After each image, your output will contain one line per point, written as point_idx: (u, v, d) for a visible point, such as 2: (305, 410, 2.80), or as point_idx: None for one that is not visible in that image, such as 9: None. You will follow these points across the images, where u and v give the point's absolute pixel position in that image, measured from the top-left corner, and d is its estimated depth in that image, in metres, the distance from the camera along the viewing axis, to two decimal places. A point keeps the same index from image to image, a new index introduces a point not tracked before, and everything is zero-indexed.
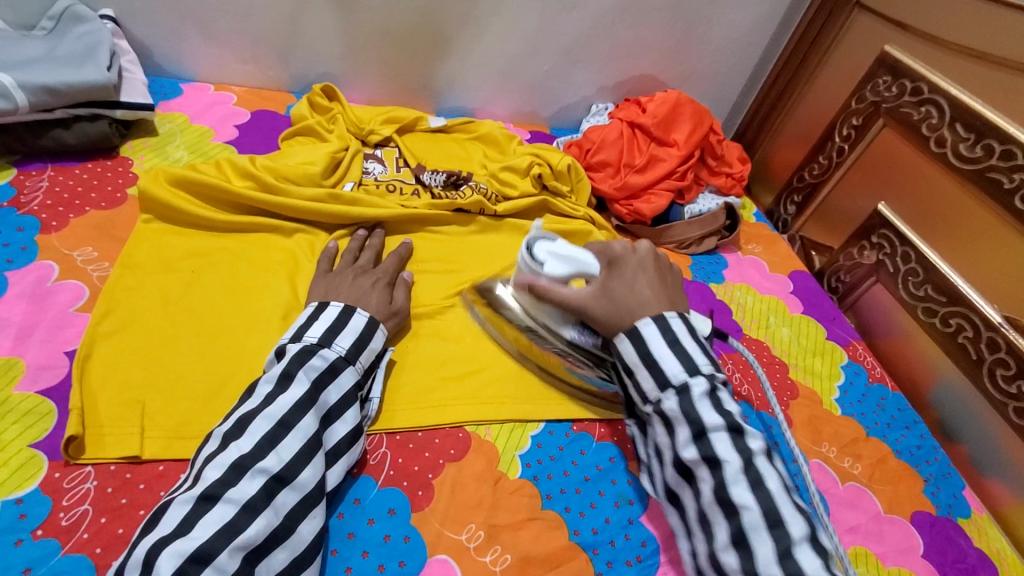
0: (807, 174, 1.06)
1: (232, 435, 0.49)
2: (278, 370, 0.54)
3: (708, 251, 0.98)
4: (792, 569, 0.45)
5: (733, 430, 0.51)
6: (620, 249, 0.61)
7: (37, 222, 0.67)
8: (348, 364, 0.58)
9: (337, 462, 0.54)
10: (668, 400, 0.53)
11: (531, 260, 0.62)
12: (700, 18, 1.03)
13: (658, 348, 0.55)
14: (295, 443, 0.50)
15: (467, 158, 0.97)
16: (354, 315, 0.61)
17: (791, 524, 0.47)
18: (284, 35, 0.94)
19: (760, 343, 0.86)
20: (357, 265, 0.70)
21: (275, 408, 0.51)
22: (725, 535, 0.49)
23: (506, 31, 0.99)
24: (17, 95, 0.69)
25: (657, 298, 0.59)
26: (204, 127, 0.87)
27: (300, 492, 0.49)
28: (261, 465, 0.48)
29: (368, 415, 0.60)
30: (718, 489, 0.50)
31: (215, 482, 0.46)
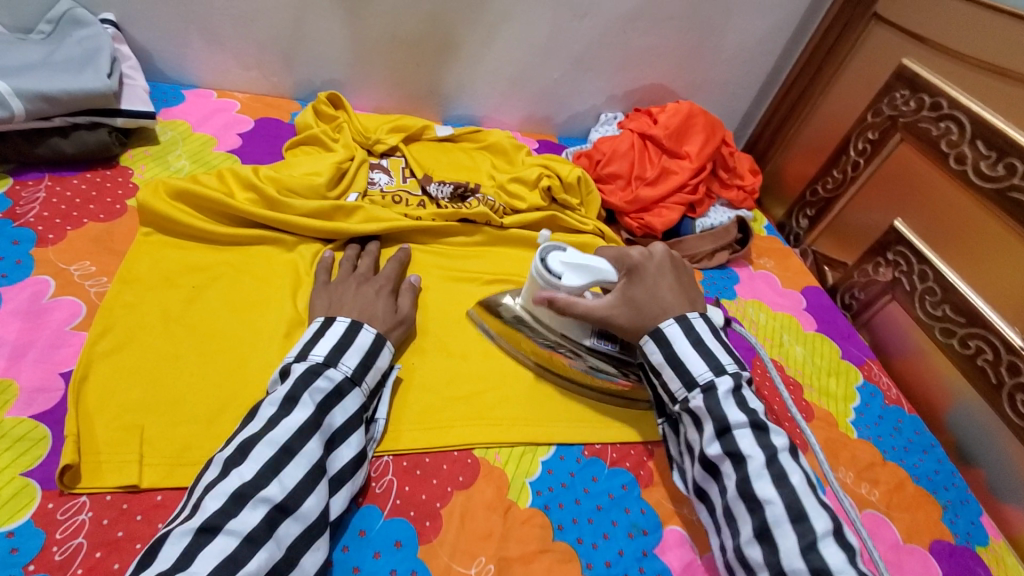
0: (821, 188, 1.04)
1: (234, 462, 0.47)
2: (282, 393, 0.52)
3: (720, 265, 0.96)
4: (816, 561, 0.46)
5: (757, 427, 0.53)
6: (637, 256, 0.63)
7: (33, 234, 0.65)
8: (354, 385, 0.56)
9: (341, 488, 0.52)
10: (695, 399, 0.56)
11: (547, 272, 0.62)
12: (713, 27, 1.01)
13: (683, 349, 0.57)
14: (299, 469, 0.48)
15: (474, 167, 0.94)
16: (361, 333, 0.58)
17: (814, 518, 0.48)
18: (289, 41, 0.92)
19: (774, 363, 0.84)
20: (359, 275, 0.68)
21: (278, 432, 0.49)
22: (749, 530, 0.50)
23: (515, 39, 0.97)
24: (13, 103, 0.66)
25: (678, 300, 0.61)
26: (206, 136, 0.85)
27: (303, 522, 0.47)
28: (263, 494, 0.46)
29: (373, 437, 0.58)
30: (741, 483, 0.51)
31: (214, 513, 0.44)
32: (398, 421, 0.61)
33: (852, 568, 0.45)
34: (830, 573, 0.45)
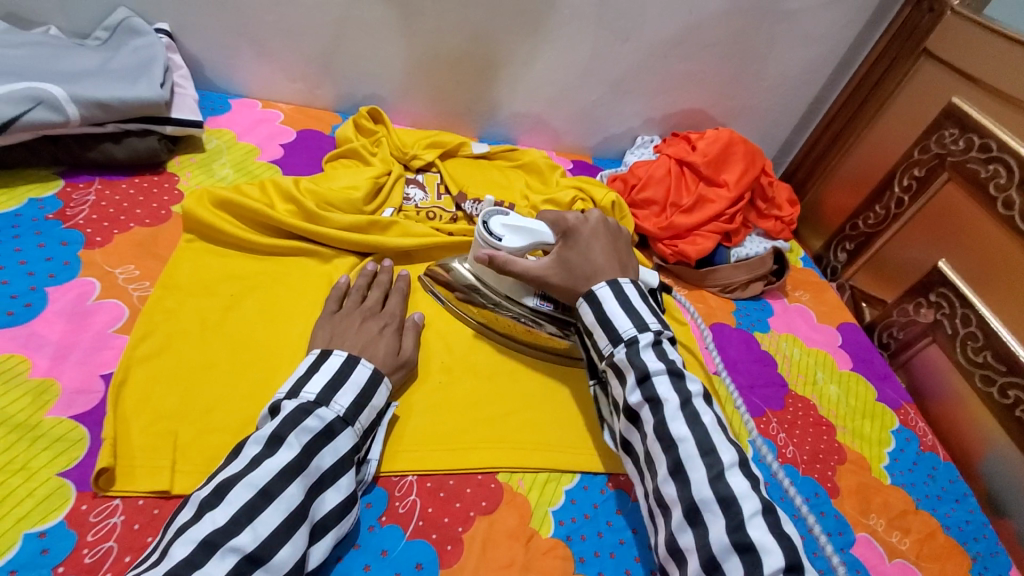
0: (861, 222, 1.02)
1: (209, 505, 0.45)
2: (268, 430, 0.50)
3: (754, 296, 0.94)
4: (723, 490, 0.48)
5: (674, 374, 0.54)
6: (573, 220, 0.64)
7: (81, 237, 0.67)
8: (346, 426, 0.53)
9: (323, 535, 0.49)
10: (619, 353, 0.56)
11: (487, 234, 0.64)
12: (755, 55, 1.00)
13: (611, 308, 0.58)
14: (276, 516, 0.46)
15: (509, 186, 0.95)
16: (356, 369, 0.56)
17: (721, 452, 0.50)
18: (335, 55, 0.94)
19: (806, 402, 0.82)
20: (367, 305, 0.66)
21: (258, 474, 0.47)
22: (665, 469, 0.51)
23: (556, 60, 0.97)
24: (68, 108, 0.69)
25: (610, 264, 0.62)
26: (250, 145, 0.87)
27: (275, 574, 0.45)
28: (234, 543, 0.44)
29: (364, 478, 0.56)
30: (659, 427, 0.52)
31: (179, 562, 0.41)
32: (417, 440, 0.60)
33: (755, 494, 0.48)
34: (734, 499, 0.47)
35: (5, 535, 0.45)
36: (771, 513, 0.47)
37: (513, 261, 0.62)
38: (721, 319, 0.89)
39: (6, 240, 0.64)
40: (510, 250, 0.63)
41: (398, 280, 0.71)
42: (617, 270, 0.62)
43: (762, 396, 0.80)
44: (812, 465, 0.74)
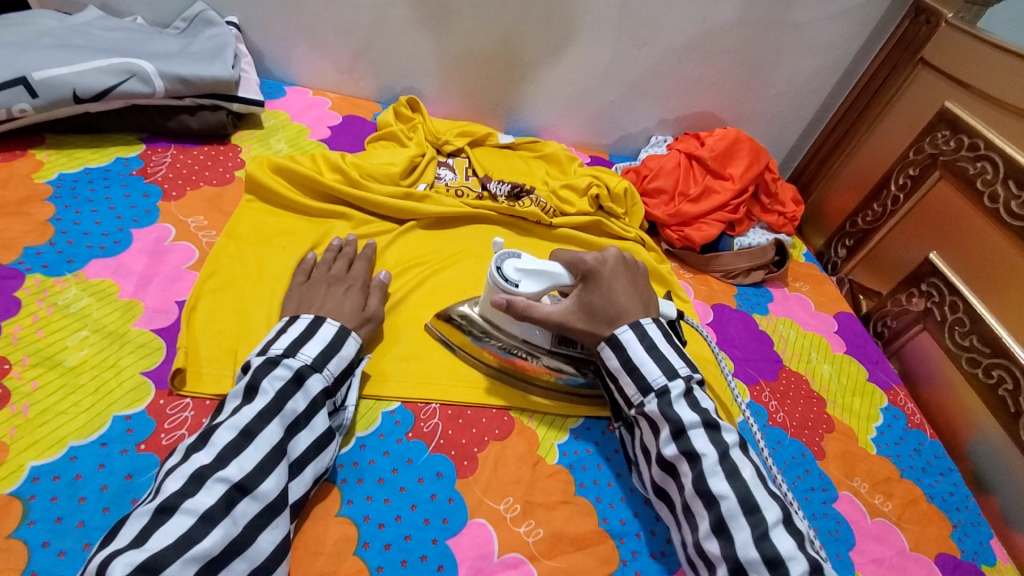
0: (860, 220, 1.09)
1: (193, 447, 0.49)
2: (244, 384, 0.54)
3: (755, 283, 1.00)
4: (769, 551, 0.50)
5: (709, 427, 0.57)
6: (591, 261, 0.64)
7: (160, 190, 0.77)
8: (314, 371, 0.57)
9: (302, 472, 0.53)
10: (650, 403, 0.59)
11: (501, 279, 0.65)
12: (765, 63, 1.08)
13: (638, 354, 0.60)
14: (258, 452, 0.50)
15: (531, 173, 1.04)
16: (324, 324, 0.60)
17: (765, 510, 0.53)
18: (380, 51, 1.05)
19: (799, 376, 0.88)
20: (335, 272, 0.70)
21: (238, 418, 0.51)
22: (707, 524, 0.54)
23: (579, 61, 1.06)
24: (156, 82, 0.80)
25: (633, 304, 0.63)
26: (301, 126, 0.98)
27: (261, 502, 0.49)
28: (221, 474, 0.48)
29: (341, 425, 0.60)
30: (698, 481, 0.55)
31: (173, 493, 0.46)
32: (443, 375, 0.68)
33: (801, 553, 0.50)
34: (781, 559, 0.50)
35: (98, 416, 0.55)
36: (818, 572, 0.50)
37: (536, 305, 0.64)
38: (723, 301, 0.95)
39: (99, 189, 0.74)
40: (526, 294, 0.64)
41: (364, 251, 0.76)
42: (639, 307, 0.64)
43: (759, 368, 0.86)
44: (802, 431, 0.80)
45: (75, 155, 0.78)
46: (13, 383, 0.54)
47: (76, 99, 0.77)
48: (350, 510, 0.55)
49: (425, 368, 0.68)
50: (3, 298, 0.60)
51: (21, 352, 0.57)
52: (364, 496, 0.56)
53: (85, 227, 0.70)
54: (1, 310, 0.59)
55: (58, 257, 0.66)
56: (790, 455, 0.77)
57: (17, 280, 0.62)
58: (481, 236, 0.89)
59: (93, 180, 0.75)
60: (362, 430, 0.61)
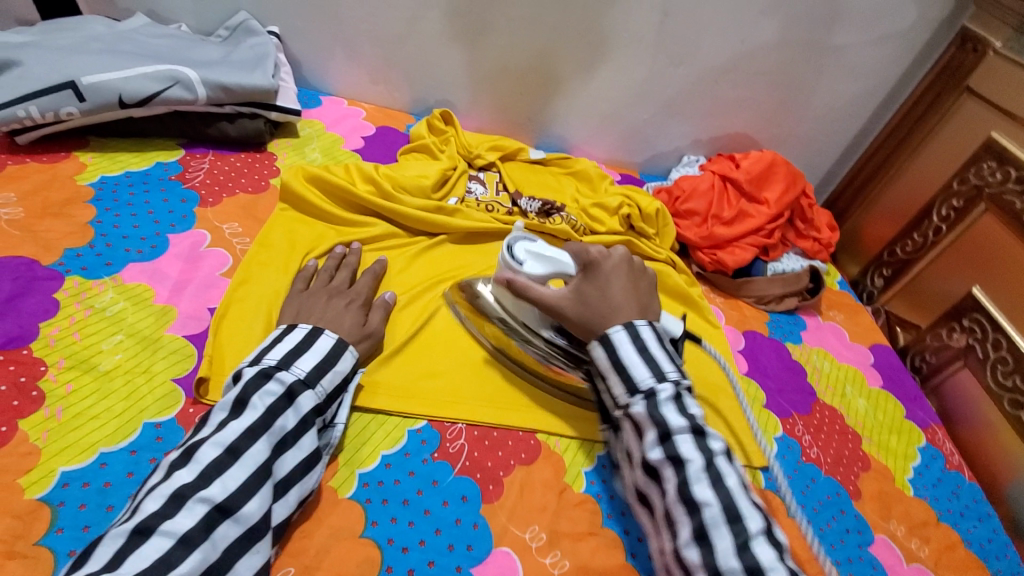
0: (899, 249, 1.06)
1: (176, 464, 0.47)
2: (232, 395, 0.52)
3: (788, 310, 0.98)
4: (750, 562, 0.48)
5: (696, 432, 0.54)
6: (596, 253, 0.65)
7: (197, 196, 0.78)
8: (307, 388, 0.55)
9: (285, 494, 0.51)
10: (637, 405, 0.56)
11: (510, 258, 0.68)
12: (804, 86, 1.06)
13: (628, 355, 0.58)
14: (243, 471, 0.49)
15: (561, 190, 1.03)
16: (321, 337, 0.59)
17: (748, 520, 0.50)
18: (416, 64, 1.06)
19: (834, 411, 0.85)
20: (336, 284, 0.69)
21: (225, 434, 0.50)
22: (687, 532, 0.51)
23: (613, 79, 1.06)
24: (199, 89, 0.82)
25: (627, 302, 0.63)
26: (336, 136, 0.99)
27: (243, 525, 0.47)
28: (203, 495, 0.46)
29: (329, 443, 0.58)
30: (681, 487, 0.52)
31: (150, 514, 0.44)
32: (470, 394, 0.67)
33: (782, 566, 0.48)
34: (762, 571, 0.47)
35: (129, 423, 0.55)
36: None
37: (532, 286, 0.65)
38: (754, 328, 0.93)
39: (138, 193, 0.75)
40: (529, 275, 0.67)
41: (374, 264, 0.75)
42: (635, 307, 0.63)
43: (793, 400, 0.84)
44: (836, 468, 0.78)
45: (117, 158, 0.80)
46: (49, 386, 0.55)
47: (122, 104, 0.78)
48: (374, 531, 0.54)
49: (453, 387, 0.67)
50: (42, 299, 0.61)
51: (59, 354, 0.57)
52: (389, 518, 0.55)
53: (124, 230, 0.70)
54: (41, 311, 0.60)
55: (98, 260, 0.67)
56: (823, 494, 0.74)
57: (57, 281, 0.63)
58: None
59: (133, 184, 0.77)
60: (388, 447, 0.60)
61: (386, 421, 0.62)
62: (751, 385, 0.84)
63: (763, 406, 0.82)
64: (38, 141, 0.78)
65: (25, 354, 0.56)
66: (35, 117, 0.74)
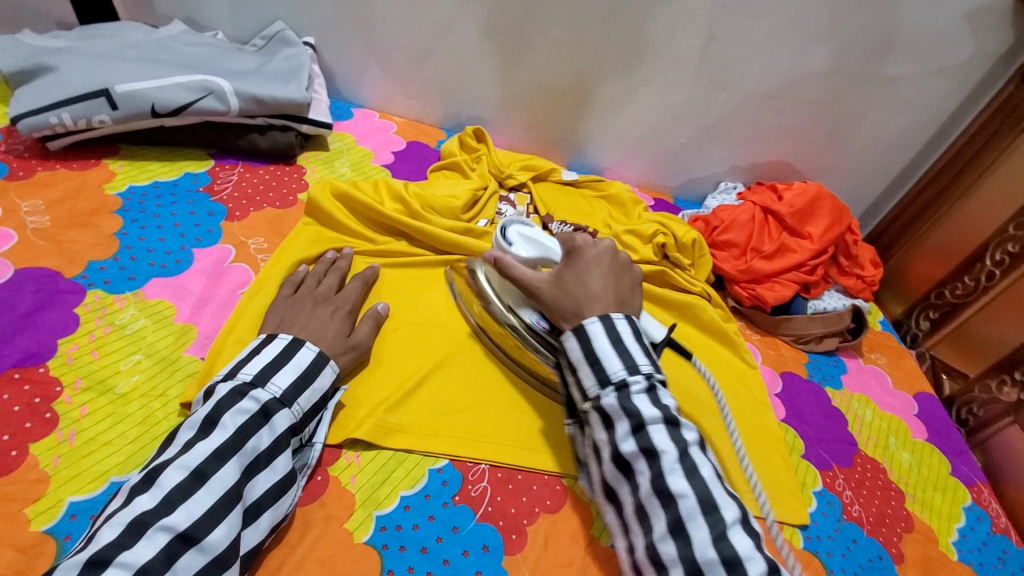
0: (948, 292, 1.02)
1: (137, 489, 0.45)
2: (202, 415, 0.50)
3: (828, 351, 0.93)
4: (728, 551, 0.47)
5: (670, 423, 0.52)
6: (580, 241, 0.66)
7: (224, 210, 0.76)
8: (282, 406, 0.53)
9: (257, 519, 0.49)
10: (608, 397, 0.54)
11: (502, 238, 0.70)
12: (852, 116, 1.02)
13: (601, 346, 0.56)
14: (210, 495, 0.46)
15: (592, 214, 0.99)
16: (301, 350, 0.57)
17: (723, 509, 0.49)
18: (450, 80, 1.04)
19: (876, 464, 0.80)
20: (323, 289, 0.67)
21: (191, 456, 0.47)
22: (663, 525, 0.49)
23: (652, 102, 1.02)
24: (232, 101, 0.80)
25: (605, 292, 0.61)
26: (366, 150, 0.97)
27: (208, 555, 0.44)
28: (165, 522, 0.43)
29: (306, 464, 0.55)
30: (656, 479, 0.50)
31: (106, 545, 0.41)
32: (493, 433, 0.63)
33: (759, 554, 0.47)
34: (739, 560, 0.46)
35: (142, 450, 0.52)
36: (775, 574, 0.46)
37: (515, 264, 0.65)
38: (793, 369, 0.88)
39: (165, 205, 0.74)
40: (518, 256, 0.68)
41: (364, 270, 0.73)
42: (611, 298, 0.61)
43: (833, 451, 0.79)
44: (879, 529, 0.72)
45: (146, 168, 0.79)
46: (63, 408, 0.53)
47: (154, 113, 0.77)
48: None
49: (478, 424, 0.64)
50: (62, 313, 0.60)
51: (75, 374, 0.55)
52: (405, 567, 0.52)
53: (149, 243, 0.69)
54: (60, 326, 0.58)
55: (121, 273, 0.65)
56: (864, 557, 0.69)
57: (79, 296, 0.61)
58: None
59: (160, 195, 0.75)
60: (408, 488, 0.57)
61: (405, 459, 0.59)
62: (789, 432, 0.79)
63: (801, 457, 0.77)
64: (69, 148, 0.77)
65: (42, 372, 0.54)
66: (67, 124, 0.73)
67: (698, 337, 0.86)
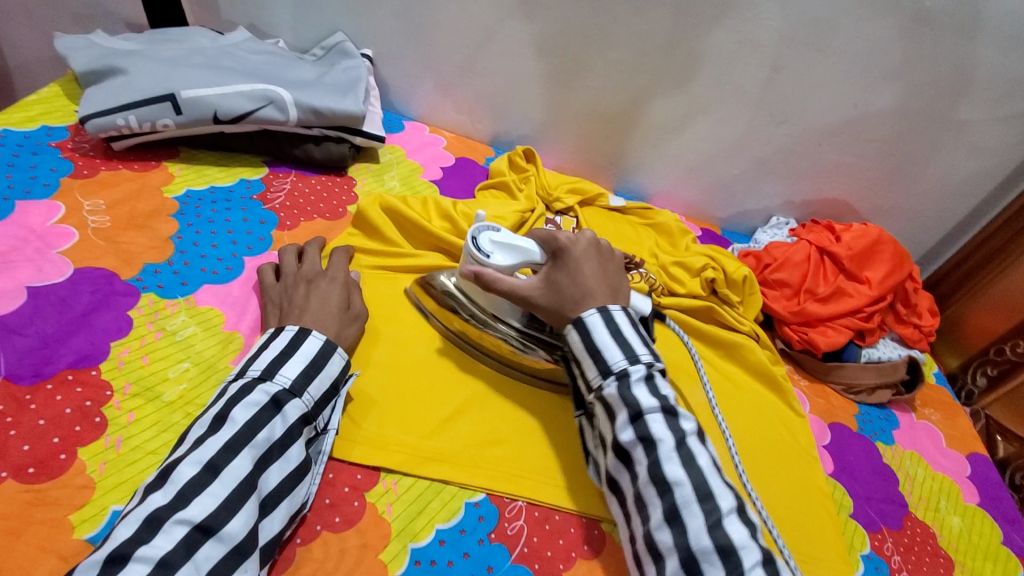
0: (1010, 348, 0.99)
1: (151, 487, 0.45)
2: (213, 413, 0.50)
3: (879, 403, 0.89)
4: (722, 540, 0.47)
5: (668, 412, 0.53)
6: (563, 239, 0.64)
7: (275, 219, 0.77)
8: (293, 397, 0.53)
9: (274, 509, 0.49)
10: (608, 386, 0.55)
11: (475, 249, 0.65)
12: (917, 158, 0.97)
13: (602, 338, 0.57)
14: (223, 488, 0.46)
15: (638, 242, 0.96)
16: (308, 339, 0.56)
17: (719, 498, 0.50)
18: (503, 98, 1.04)
19: (926, 528, 0.75)
20: (307, 269, 0.67)
21: (203, 450, 0.47)
22: (659, 513, 0.50)
23: (708, 132, 1.00)
24: (291, 111, 0.81)
25: (600, 287, 0.61)
26: (415, 165, 0.97)
27: (227, 544, 0.44)
28: (182, 516, 0.44)
29: (321, 451, 0.56)
30: (653, 468, 0.51)
31: (123, 541, 0.41)
32: (536, 467, 0.62)
33: (753, 543, 0.48)
34: (733, 548, 0.47)
35: None
36: (770, 562, 0.47)
37: (499, 277, 0.63)
38: (842, 420, 0.84)
39: (220, 210, 0.75)
40: (496, 267, 0.65)
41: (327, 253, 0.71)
42: (606, 290, 0.61)
43: (882, 510, 0.75)
44: None
45: (204, 172, 0.80)
46: (112, 413, 0.53)
47: (215, 120, 0.78)
48: None
49: (516, 456, 0.62)
50: (116, 314, 0.60)
51: (125, 378, 0.56)
52: None
53: (203, 249, 0.70)
54: (114, 329, 0.59)
55: (174, 278, 0.66)
56: None
57: (133, 298, 0.62)
58: None
59: (216, 200, 0.76)
60: (443, 521, 0.56)
61: (443, 489, 0.58)
62: (835, 486, 0.76)
63: (849, 516, 0.73)
64: (132, 149, 0.79)
65: (93, 375, 0.55)
66: (132, 126, 0.75)
67: (748, 380, 0.83)
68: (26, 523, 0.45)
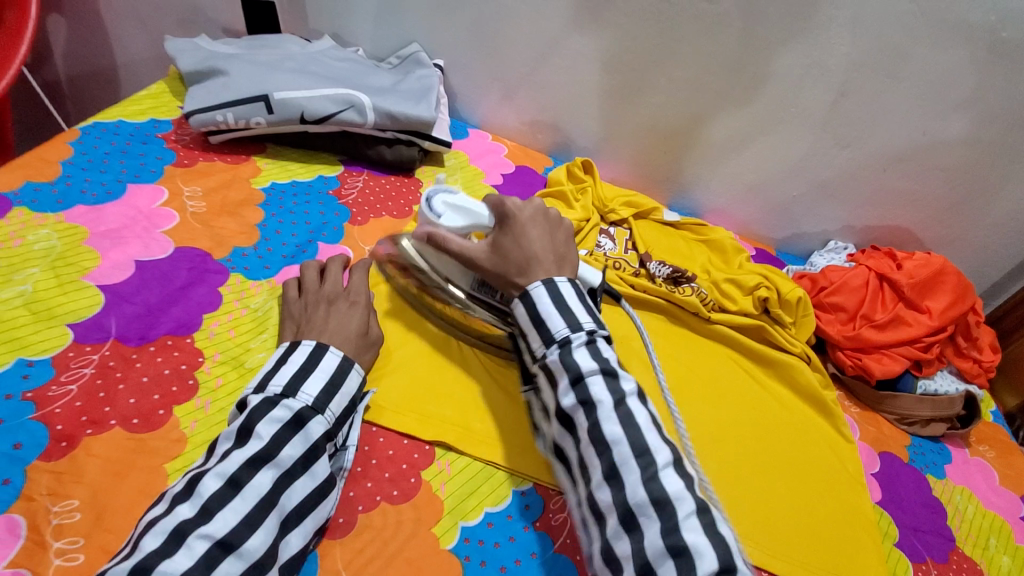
0: None
1: (178, 498, 0.46)
2: (237, 425, 0.51)
3: (933, 436, 0.86)
4: (658, 491, 0.47)
5: (607, 373, 0.53)
6: (510, 206, 0.66)
7: (348, 213, 0.82)
8: (315, 414, 0.54)
9: (298, 525, 0.50)
10: (551, 354, 0.55)
11: (428, 210, 0.69)
12: (987, 189, 0.94)
13: (545, 308, 0.57)
14: (245, 505, 0.47)
15: (690, 257, 0.97)
16: (325, 355, 0.58)
17: (654, 452, 0.49)
18: (565, 111, 1.07)
19: (973, 565, 0.72)
20: (328, 288, 0.67)
21: (227, 465, 0.48)
22: (599, 473, 0.50)
23: (766, 152, 1.00)
24: (369, 114, 0.87)
25: (543, 251, 0.62)
26: (477, 170, 1.02)
27: (245, 561, 0.45)
28: (204, 531, 0.45)
29: (341, 467, 0.57)
30: (593, 429, 0.51)
31: (150, 552, 0.42)
32: None
33: (689, 493, 0.47)
34: (669, 500, 0.46)
35: None
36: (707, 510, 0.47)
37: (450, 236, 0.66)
38: (892, 450, 0.83)
39: (300, 203, 0.81)
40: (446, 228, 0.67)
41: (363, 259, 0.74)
42: (551, 259, 0.62)
43: (927, 540, 0.73)
44: None
45: (287, 167, 0.87)
46: (204, 377, 0.59)
47: (302, 120, 0.85)
48: None
49: None
50: (209, 291, 0.66)
51: (215, 348, 0.62)
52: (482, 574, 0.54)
53: (284, 237, 0.76)
54: (206, 302, 0.65)
55: (258, 261, 0.72)
56: None
57: (223, 276, 0.68)
58: (663, 338, 0.85)
59: (297, 193, 0.83)
60: (492, 505, 0.59)
61: (494, 474, 0.61)
62: (881, 514, 0.74)
63: (894, 545, 0.71)
64: (227, 143, 0.87)
65: (188, 342, 0.61)
66: (229, 122, 0.83)
67: (797, 402, 0.83)
68: (131, 467, 0.51)
